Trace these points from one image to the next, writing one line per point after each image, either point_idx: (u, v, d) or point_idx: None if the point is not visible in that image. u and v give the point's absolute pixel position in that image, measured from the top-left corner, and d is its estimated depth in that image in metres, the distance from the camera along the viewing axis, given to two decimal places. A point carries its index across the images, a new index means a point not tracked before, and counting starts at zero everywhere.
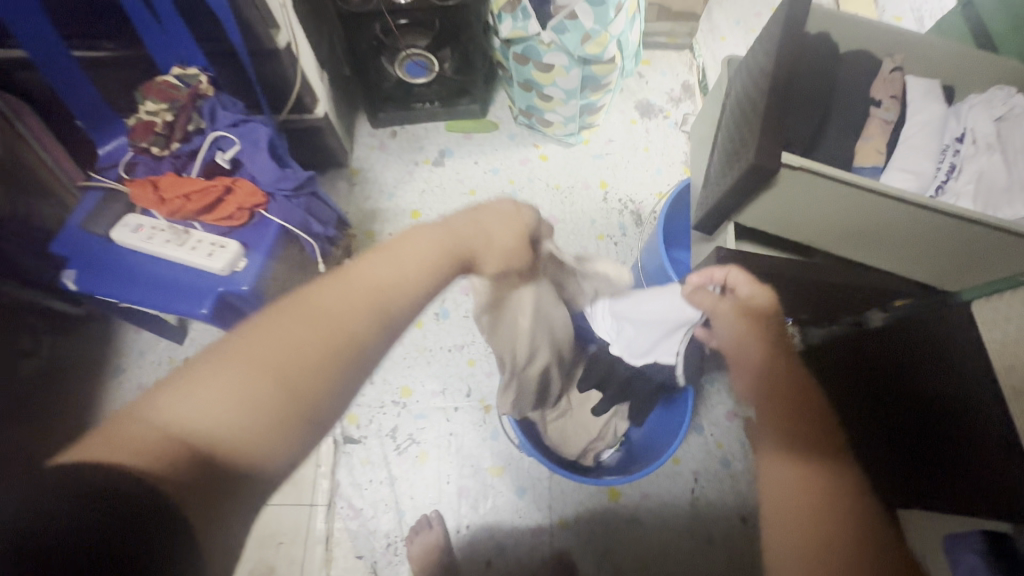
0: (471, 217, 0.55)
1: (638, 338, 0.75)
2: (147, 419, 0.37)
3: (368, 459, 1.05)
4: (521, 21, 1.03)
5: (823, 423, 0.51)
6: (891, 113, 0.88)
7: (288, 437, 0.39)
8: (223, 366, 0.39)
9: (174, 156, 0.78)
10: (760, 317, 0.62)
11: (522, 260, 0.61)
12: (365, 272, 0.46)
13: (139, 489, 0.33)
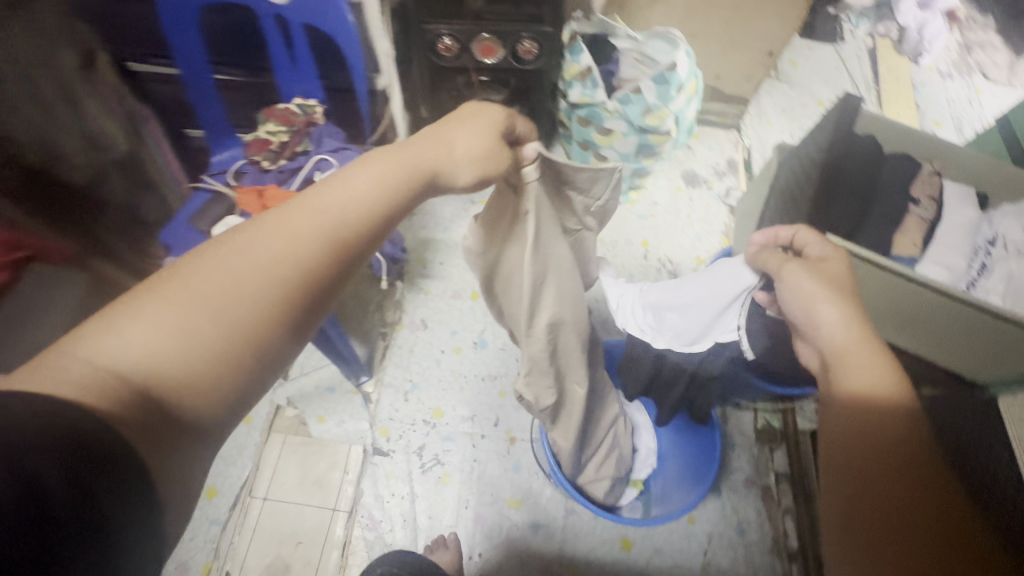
0: (433, 133, 0.51)
1: (694, 319, 0.77)
2: (80, 355, 0.35)
3: (393, 472, 1.09)
4: (589, 89, 1.14)
5: (883, 481, 0.47)
6: (927, 212, 0.96)
7: (238, 370, 0.39)
8: (161, 303, 0.37)
9: (280, 170, 0.90)
10: (846, 303, 0.59)
11: (501, 155, 0.53)
12: (315, 203, 0.44)
13: (84, 431, 0.32)
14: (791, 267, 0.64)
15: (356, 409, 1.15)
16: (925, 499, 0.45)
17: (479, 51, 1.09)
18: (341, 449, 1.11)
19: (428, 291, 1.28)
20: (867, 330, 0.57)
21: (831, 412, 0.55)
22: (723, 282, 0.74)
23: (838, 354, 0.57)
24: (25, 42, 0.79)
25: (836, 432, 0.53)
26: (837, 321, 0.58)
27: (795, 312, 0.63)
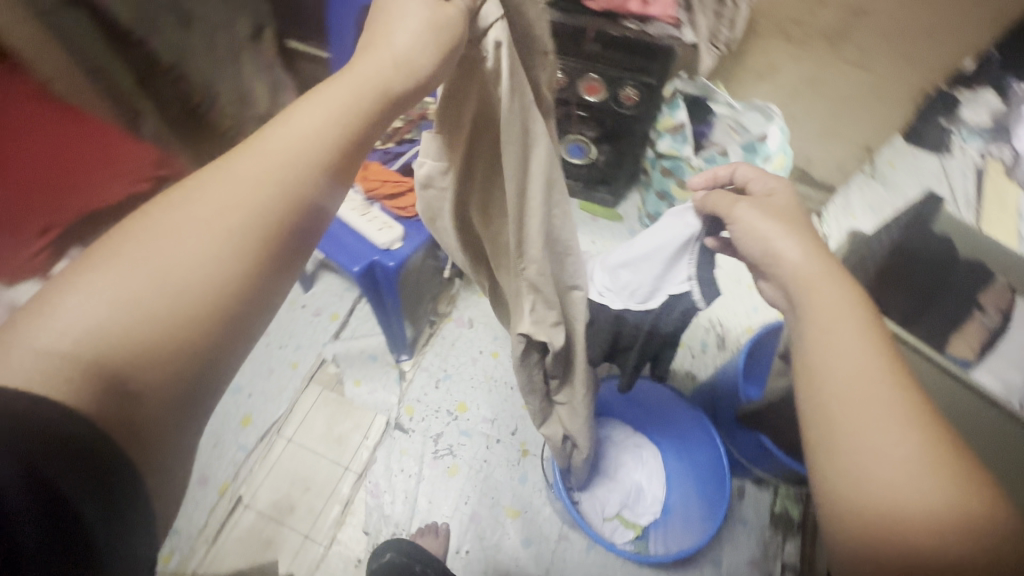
0: (379, 35, 0.44)
1: (643, 272, 0.68)
2: (18, 344, 0.28)
3: (407, 450, 1.14)
4: (678, 142, 1.21)
5: (916, 474, 0.37)
6: (993, 321, 0.93)
7: (227, 327, 0.34)
8: (99, 272, 0.30)
9: (386, 151, 1.09)
10: (806, 244, 0.52)
11: (451, 16, 0.45)
12: (278, 135, 0.38)
13: (41, 421, 0.26)
14: (744, 206, 0.56)
15: (390, 382, 1.22)
16: (973, 494, 0.36)
17: (584, 89, 1.18)
18: (366, 418, 1.18)
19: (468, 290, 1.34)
20: (834, 272, 0.50)
21: (819, 398, 0.44)
22: (667, 232, 0.65)
23: (818, 321, 0.47)
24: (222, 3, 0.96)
25: (840, 422, 0.42)
26: (802, 258, 0.51)
27: (752, 254, 0.56)
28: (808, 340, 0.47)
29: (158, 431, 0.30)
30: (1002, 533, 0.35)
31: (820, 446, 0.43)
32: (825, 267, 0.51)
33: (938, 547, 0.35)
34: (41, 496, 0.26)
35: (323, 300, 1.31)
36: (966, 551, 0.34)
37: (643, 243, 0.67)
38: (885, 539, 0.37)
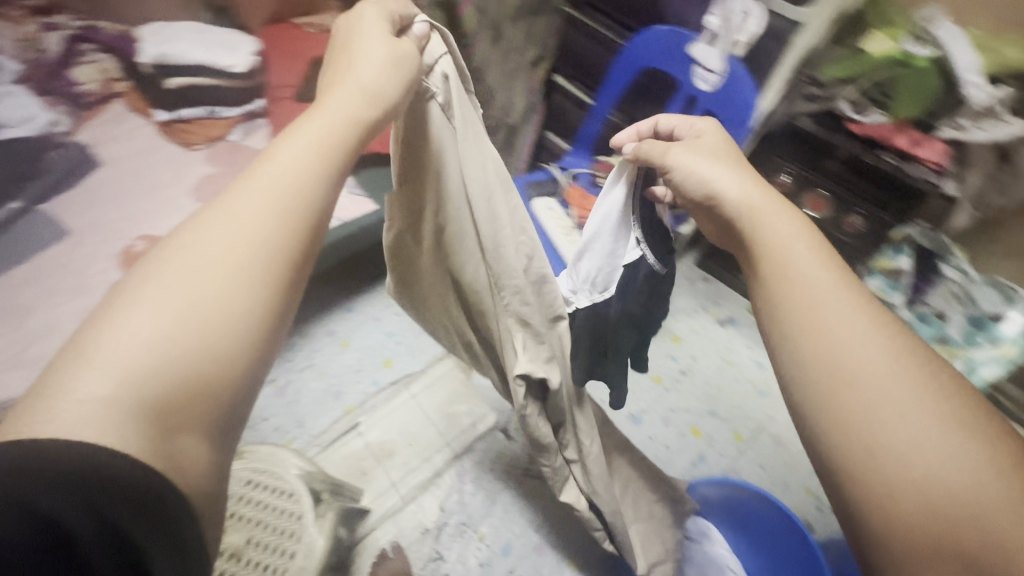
0: (334, 87, 0.48)
1: (589, 259, 0.68)
2: (71, 396, 0.29)
3: (502, 455, 1.18)
4: (891, 287, 1.13)
5: (896, 383, 0.37)
6: None
7: (251, 353, 0.35)
8: (150, 301, 0.33)
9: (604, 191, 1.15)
10: (750, 181, 0.52)
11: (408, 50, 0.52)
12: (267, 172, 0.40)
13: (98, 456, 0.28)
14: (677, 152, 0.56)
15: None
16: (943, 389, 0.37)
17: (808, 203, 1.17)
18: (481, 408, 1.23)
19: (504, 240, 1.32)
20: (774, 198, 0.50)
21: (790, 328, 0.43)
22: (602, 203, 0.66)
23: (775, 250, 0.46)
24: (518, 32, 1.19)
25: (815, 347, 0.40)
26: (739, 194, 0.50)
27: (691, 199, 0.55)
28: (763, 275, 0.46)
29: (188, 459, 0.31)
30: (982, 421, 0.35)
31: (807, 386, 0.40)
32: (767, 195, 0.50)
33: (926, 436, 0.35)
34: (93, 512, 0.27)
35: None
36: (958, 437, 0.34)
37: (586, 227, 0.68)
38: (874, 444, 0.36)
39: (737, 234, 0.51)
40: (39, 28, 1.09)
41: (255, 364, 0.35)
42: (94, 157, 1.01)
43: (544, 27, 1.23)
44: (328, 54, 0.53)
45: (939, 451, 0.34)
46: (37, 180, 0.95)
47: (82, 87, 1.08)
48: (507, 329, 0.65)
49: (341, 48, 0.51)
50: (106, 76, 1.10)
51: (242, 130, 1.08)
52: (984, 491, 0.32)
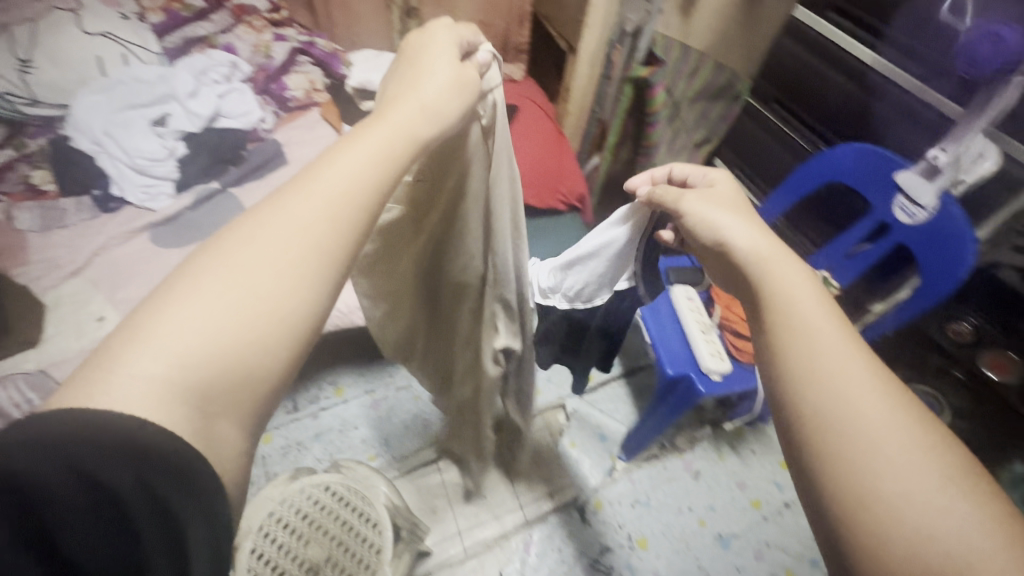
0: (397, 99, 0.43)
1: (579, 277, 0.75)
2: (121, 371, 0.29)
3: (572, 536, 1.12)
4: None
5: (894, 435, 0.31)
6: None
7: (284, 353, 0.33)
8: (195, 290, 0.32)
9: None
10: (764, 231, 0.45)
11: (471, 74, 0.48)
12: (321, 178, 0.37)
13: (147, 428, 0.28)
14: (690, 201, 0.51)
15: (598, 467, 1.21)
16: (933, 441, 0.31)
17: (987, 362, 1.02)
18: (567, 480, 1.17)
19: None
20: (785, 249, 0.43)
21: (786, 368, 0.35)
22: (611, 236, 0.69)
23: (778, 288, 0.39)
24: (693, 112, 1.17)
25: (811, 396, 0.33)
26: (749, 243, 0.44)
27: (701, 245, 0.49)
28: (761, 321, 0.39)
29: (223, 441, 0.31)
30: (974, 480, 0.29)
31: (797, 433, 0.34)
32: (777, 245, 0.43)
33: (921, 491, 0.29)
34: (138, 475, 0.27)
35: None
36: (953, 496, 0.28)
37: (584, 251, 0.72)
38: (865, 503, 0.29)
39: (741, 284, 0.43)
40: (271, 37, 1.23)
41: (292, 354, 0.34)
42: (284, 154, 1.11)
43: (721, 110, 1.20)
44: (396, 61, 0.49)
45: (939, 513, 0.28)
46: (237, 167, 1.06)
47: (291, 93, 1.20)
48: (493, 314, 0.68)
49: (409, 60, 0.47)
50: (311, 86, 1.23)
51: None
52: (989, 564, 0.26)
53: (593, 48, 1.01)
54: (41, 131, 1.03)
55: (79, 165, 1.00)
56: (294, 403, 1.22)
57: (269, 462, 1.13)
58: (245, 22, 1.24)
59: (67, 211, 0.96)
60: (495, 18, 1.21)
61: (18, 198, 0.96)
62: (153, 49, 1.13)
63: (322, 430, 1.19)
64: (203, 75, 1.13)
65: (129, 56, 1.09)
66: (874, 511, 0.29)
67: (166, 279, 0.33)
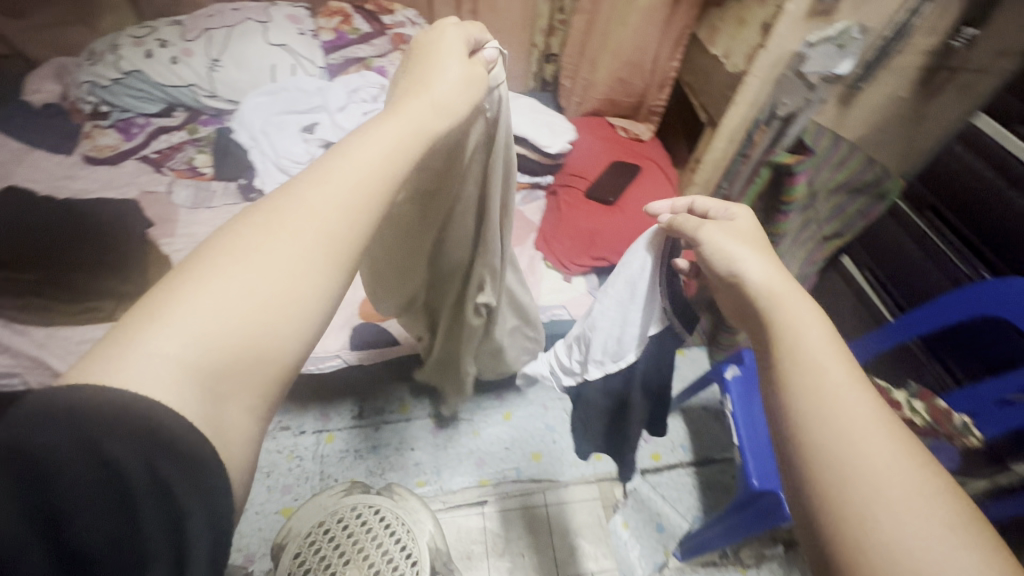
0: (406, 96, 0.46)
1: (604, 334, 0.71)
2: (145, 346, 0.30)
3: None
4: None
5: (891, 478, 0.31)
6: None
7: (301, 325, 0.36)
8: (226, 266, 0.34)
9: None
10: (777, 268, 0.46)
11: (479, 74, 0.50)
12: (340, 170, 0.40)
13: (165, 417, 0.28)
14: (709, 229, 0.50)
15: (649, 559, 1.11)
16: (926, 481, 0.31)
17: None
18: (608, 561, 1.10)
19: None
20: (798, 286, 0.44)
21: (793, 415, 0.36)
22: (623, 273, 0.67)
23: (782, 333, 0.40)
24: (829, 206, 1.06)
25: (808, 436, 0.34)
26: (762, 277, 0.44)
27: (716, 276, 0.49)
28: (770, 370, 0.39)
29: (233, 425, 0.32)
30: (978, 526, 0.29)
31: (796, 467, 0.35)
32: (791, 282, 0.44)
33: (918, 537, 0.28)
34: (153, 467, 0.28)
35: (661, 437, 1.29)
36: (951, 542, 0.28)
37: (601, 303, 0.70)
38: (862, 549, 0.29)
39: (755, 322, 0.44)
40: None
41: (317, 328, 0.37)
42: None
43: (861, 207, 1.07)
44: (405, 66, 0.52)
45: (938, 557, 0.27)
46: None
47: None
48: (479, 281, 0.71)
49: (416, 63, 0.50)
50: None
51: (522, 196, 1.18)
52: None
53: (735, 125, 0.97)
54: (214, 120, 1.16)
55: (233, 155, 1.10)
56: (360, 408, 1.24)
57: (326, 462, 1.16)
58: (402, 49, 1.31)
59: (215, 193, 1.06)
60: (634, 77, 1.21)
61: (180, 175, 1.08)
62: (318, 63, 1.24)
63: (380, 444, 1.20)
64: (355, 92, 1.21)
65: (298, 67, 1.21)
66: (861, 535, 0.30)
67: (187, 263, 0.35)
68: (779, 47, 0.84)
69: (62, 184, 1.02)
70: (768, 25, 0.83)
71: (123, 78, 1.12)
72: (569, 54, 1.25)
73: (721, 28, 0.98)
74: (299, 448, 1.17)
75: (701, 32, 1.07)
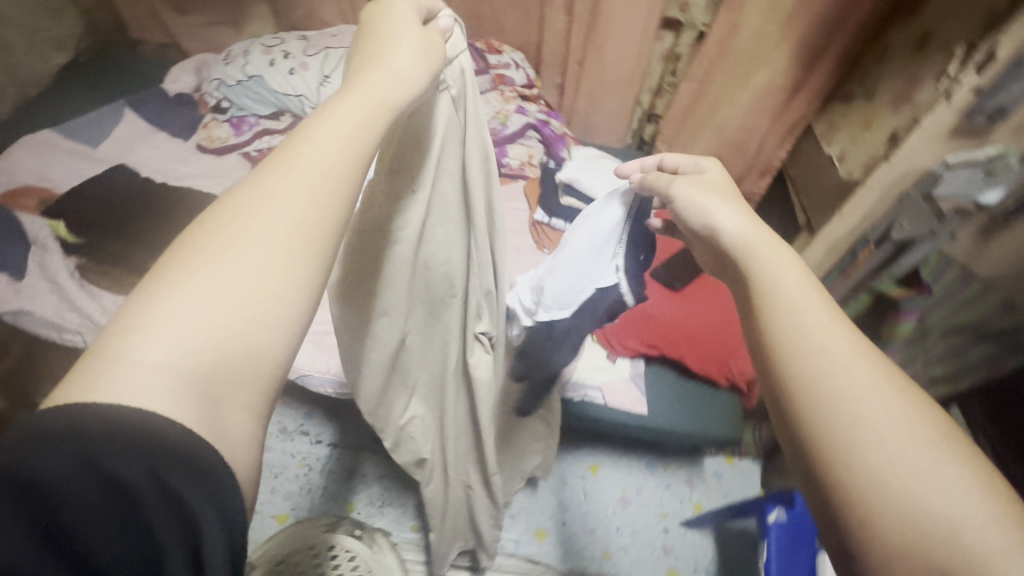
0: (362, 72, 0.41)
1: (557, 280, 0.62)
2: (130, 359, 0.28)
3: None
4: None
5: (872, 396, 0.31)
6: None
7: (296, 313, 0.32)
8: (209, 263, 0.31)
9: None
10: (749, 215, 0.43)
11: (434, 39, 0.45)
12: (304, 153, 0.35)
13: (175, 435, 0.27)
14: (681, 184, 0.48)
15: None
16: (905, 398, 0.31)
17: None
18: None
19: (663, 468, 1.24)
20: (773, 231, 0.41)
21: (773, 350, 0.35)
22: (594, 219, 0.59)
23: (758, 280, 0.38)
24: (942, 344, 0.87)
25: (795, 373, 0.33)
26: (736, 227, 0.42)
27: (692, 232, 0.46)
28: (751, 322, 0.37)
29: (233, 428, 0.30)
30: (951, 434, 0.30)
31: (781, 401, 0.33)
32: (765, 228, 0.41)
33: (899, 454, 0.29)
34: (157, 476, 0.27)
35: (682, 552, 1.14)
36: (932, 458, 0.29)
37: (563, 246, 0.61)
38: (851, 466, 0.29)
39: (727, 267, 0.42)
40: (514, 108, 1.29)
41: (314, 310, 0.34)
42: None
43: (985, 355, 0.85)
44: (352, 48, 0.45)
45: (920, 473, 0.28)
46: None
47: (507, 161, 1.27)
48: (477, 307, 0.65)
49: (364, 41, 0.44)
50: (528, 160, 1.28)
51: None
52: (973, 525, 0.27)
53: (835, 239, 0.84)
54: None
55: None
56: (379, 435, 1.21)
57: (330, 480, 1.15)
58: (500, 90, 1.31)
59: None
60: (734, 159, 1.12)
61: None
62: None
63: (387, 477, 1.16)
64: None
65: None
66: (853, 460, 0.29)
67: (166, 265, 0.31)
68: (908, 164, 0.72)
69: (172, 166, 1.13)
70: (899, 136, 0.72)
71: (246, 80, 1.23)
72: (668, 122, 1.18)
73: (843, 127, 0.87)
74: (310, 457, 1.18)
75: (818, 126, 0.96)
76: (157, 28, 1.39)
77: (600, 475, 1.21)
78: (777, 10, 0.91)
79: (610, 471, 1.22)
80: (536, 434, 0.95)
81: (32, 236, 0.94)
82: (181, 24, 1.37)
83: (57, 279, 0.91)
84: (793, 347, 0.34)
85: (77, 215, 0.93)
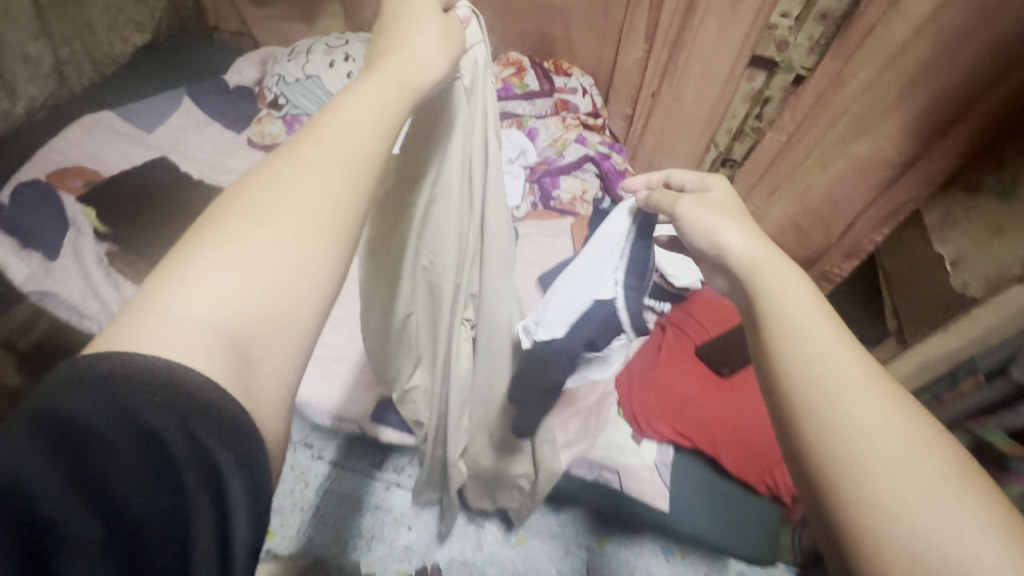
0: (383, 51, 0.36)
1: (563, 294, 0.60)
2: (166, 312, 0.24)
3: None
4: None
5: (876, 426, 0.28)
6: None
7: (331, 279, 0.28)
8: (252, 218, 0.27)
9: None
10: (760, 236, 0.39)
11: (456, 29, 0.40)
12: (333, 123, 0.31)
13: (204, 402, 0.23)
14: (685, 203, 0.44)
15: None
16: (916, 429, 0.28)
17: None
18: None
19: (681, 556, 1.10)
20: (781, 251, 0.37)
21: (782, 377, 0.31)
22: (603, 235, 0.58)
23: (765, 310, 0.34)
24: None
25: (798, 400, 0.30)
26: (745, 249, 0.38)
27: (700, 256, 0.42)
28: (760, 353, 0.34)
29: (267, 397, 0.25)
30: (965, 469, 0.27)
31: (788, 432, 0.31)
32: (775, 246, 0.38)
33: (908, 488, 0.26)
34: (190, 432, 0.23)
35: None
36: (944, 493, 0.26)
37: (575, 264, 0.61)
38: (856, 506, 0.26)
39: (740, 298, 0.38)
40: (574, 137, 1.20)
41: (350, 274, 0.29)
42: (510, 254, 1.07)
43: None
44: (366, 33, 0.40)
45: (928, 507, 0.25)
46: None
47: (558, 194, 1.18)
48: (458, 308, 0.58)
49: (378, 28, 0.38)
50: (581, 195, 1.18)
51: None
52: (986, 567, 0.24)
53: (931, 356, 0.71)
54: None
55: None
56: (384, 461, 1.16)
57: (325, 501, 1.11)
58: (562, 117, 1.23)
59: None
60: (814, 230, 0.98)
61: None
62: None
63: (382, 507, 1.11)
64: None
65: None
66: (850, 491, 0.27)
67: (206, 217, 0.28)
68: None
69: (219, 159, 1.11)
70: None
71: (303, 79, 1.20)
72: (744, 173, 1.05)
73: (962, 222, 0.71)
74: (309, 472, 1.13)
75: (928, 210, 0.80)
76: (237, 20, 1.41)
77: (608, 551, 1.10)
78: (896, 68, 0.77)
79: (620, 549, 1.10)
80: (519, 491, 0.86)
81: (71, 218, 0.95)
82: (257, 18, 1.38)
83: (86, 265, 0.91)
84: (804, 377, 0.30)
85: (104, 204, 0.93)
